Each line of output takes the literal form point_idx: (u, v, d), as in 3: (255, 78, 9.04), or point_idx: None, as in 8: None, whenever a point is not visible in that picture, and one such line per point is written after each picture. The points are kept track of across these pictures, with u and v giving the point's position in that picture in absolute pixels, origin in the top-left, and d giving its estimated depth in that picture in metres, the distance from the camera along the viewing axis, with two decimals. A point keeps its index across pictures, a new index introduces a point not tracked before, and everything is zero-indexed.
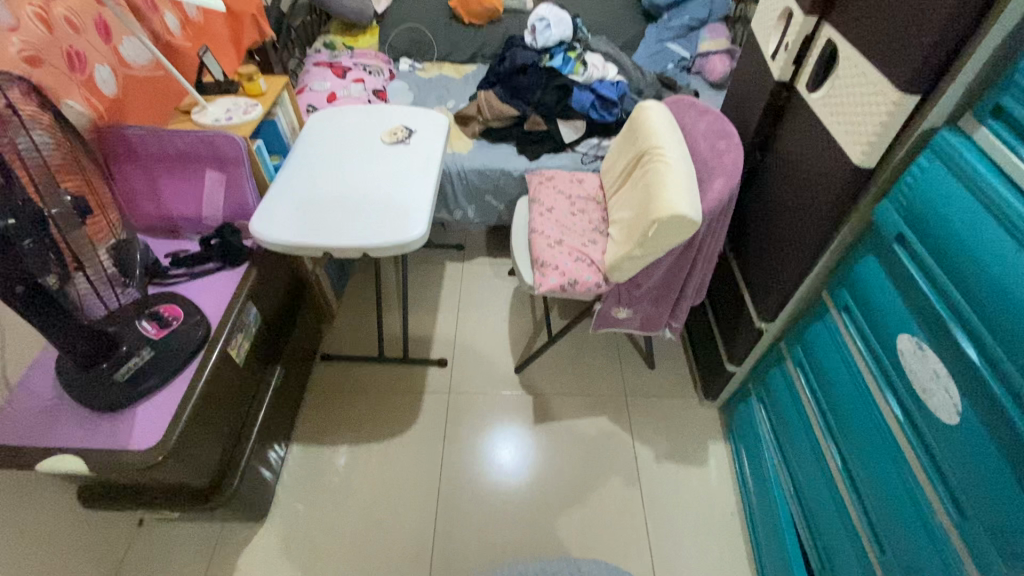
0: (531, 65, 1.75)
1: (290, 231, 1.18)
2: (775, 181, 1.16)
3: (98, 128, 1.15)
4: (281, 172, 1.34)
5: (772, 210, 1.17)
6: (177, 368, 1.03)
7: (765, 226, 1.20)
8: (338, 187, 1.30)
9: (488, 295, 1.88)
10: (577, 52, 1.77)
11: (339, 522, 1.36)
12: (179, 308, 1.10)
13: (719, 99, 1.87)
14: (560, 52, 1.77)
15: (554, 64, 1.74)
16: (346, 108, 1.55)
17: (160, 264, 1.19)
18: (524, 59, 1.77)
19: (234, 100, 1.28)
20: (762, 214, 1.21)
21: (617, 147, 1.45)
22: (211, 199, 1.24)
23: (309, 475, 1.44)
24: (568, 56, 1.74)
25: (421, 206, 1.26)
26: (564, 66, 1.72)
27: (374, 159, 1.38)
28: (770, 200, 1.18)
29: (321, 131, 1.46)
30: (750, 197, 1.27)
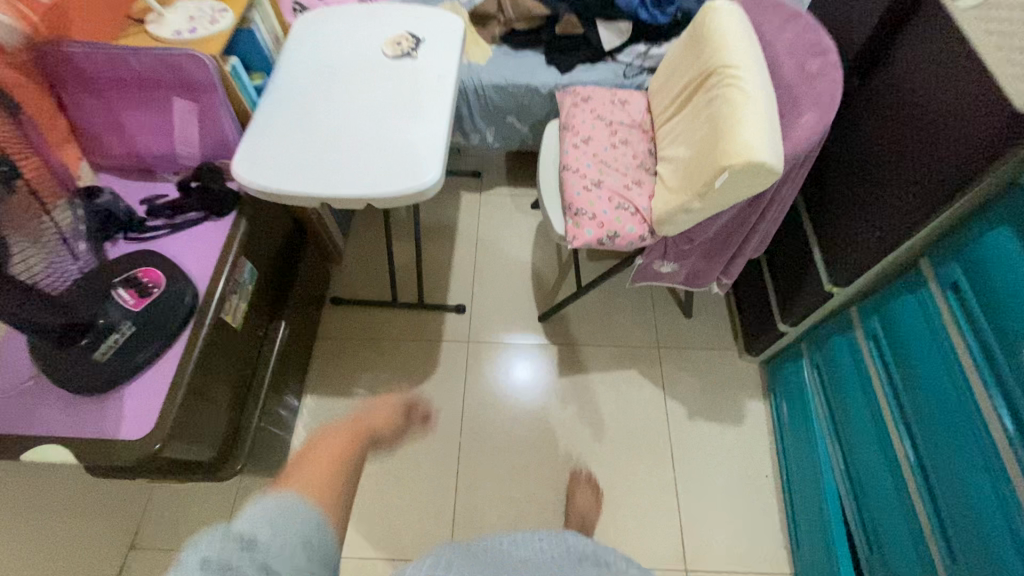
0: None
1: (280, 175, 0.99)
2: (887, 113, 0.92)
3: (33, 46, 0.92)
4: (265, 97, 1.11)
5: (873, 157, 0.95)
6: (163, 344, 0.90)
7: (860, 176, 0.98)
8: (336, 117, 1.08)
9: (510, 231, 1.70)
10: None
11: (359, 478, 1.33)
12: (161, 273, 0.94)
13: None
14: None
15: None
16: (340, 8, 1.26)
17: (136, 214, 1.03)
18: None
19: (197, 4, 1.02)
20: (857, 160, 0.99)
21: (674, 61, 1.18)
22: (185, 134, 1.04)
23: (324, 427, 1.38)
24: None
25: (433, 143, 1.04)
26: None
27: (378, 79, 1.14)
28: (874, 138, 0.95)
29: (316, 40, 1.20)
30: (846, 132, 1.02)
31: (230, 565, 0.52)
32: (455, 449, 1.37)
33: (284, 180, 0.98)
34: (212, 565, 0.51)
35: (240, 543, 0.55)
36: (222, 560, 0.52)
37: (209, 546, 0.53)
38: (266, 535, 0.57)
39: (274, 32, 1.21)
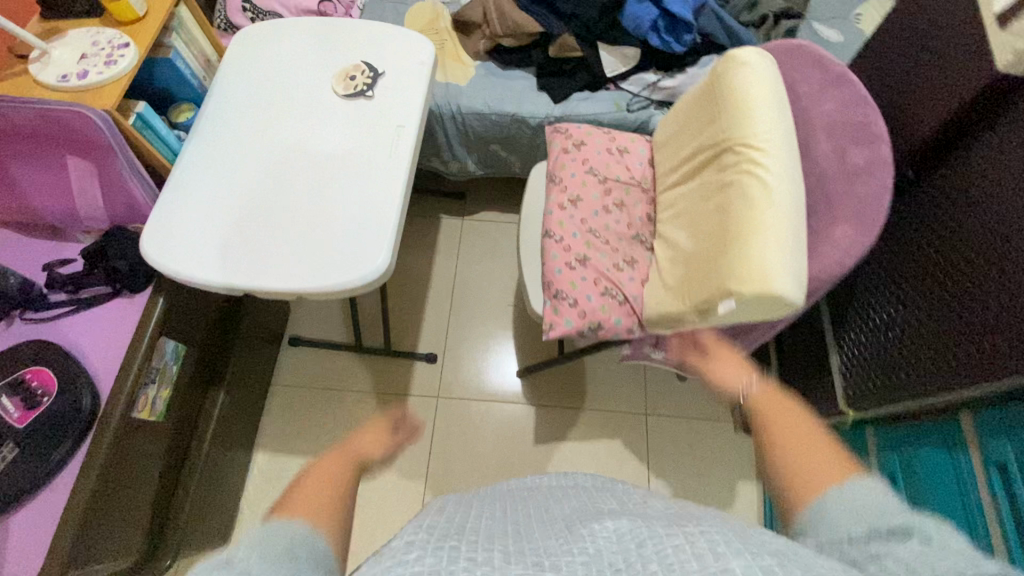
0: None
1: (194, 256, 0.83)
2: (956, 234, 0.72)
3: None
4: (187, 143, 0.92)
5: (930, 286, 0.76)
6: (57, 462, 0.79)
7: (905, 301, 0.80)
8: (269, 176, 0.89)
9: (492, 267, 1.53)
10: None
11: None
12: (54, 378, 0.82)
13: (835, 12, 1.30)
14: None
15: None
16: (287, 21, 1.04)
17: (35, 288, 0.89)
18: None
19: (94, 36, 0.82)
20: (906, 281, 0.80)
21: (685, 114, 0.97)
22: (85, 196, 0.87)
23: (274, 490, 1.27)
24: None
25: (379, 220, 0.86)
26: None
27: (324, 125, 0.94)
28: (933, 258, 0.76)
29: (257, 64, 0.99)
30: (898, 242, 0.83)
31: None
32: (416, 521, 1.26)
33: (198, 265, 0.82)
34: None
35: None
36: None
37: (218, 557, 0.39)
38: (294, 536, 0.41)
39: (205, 56, 1.00)
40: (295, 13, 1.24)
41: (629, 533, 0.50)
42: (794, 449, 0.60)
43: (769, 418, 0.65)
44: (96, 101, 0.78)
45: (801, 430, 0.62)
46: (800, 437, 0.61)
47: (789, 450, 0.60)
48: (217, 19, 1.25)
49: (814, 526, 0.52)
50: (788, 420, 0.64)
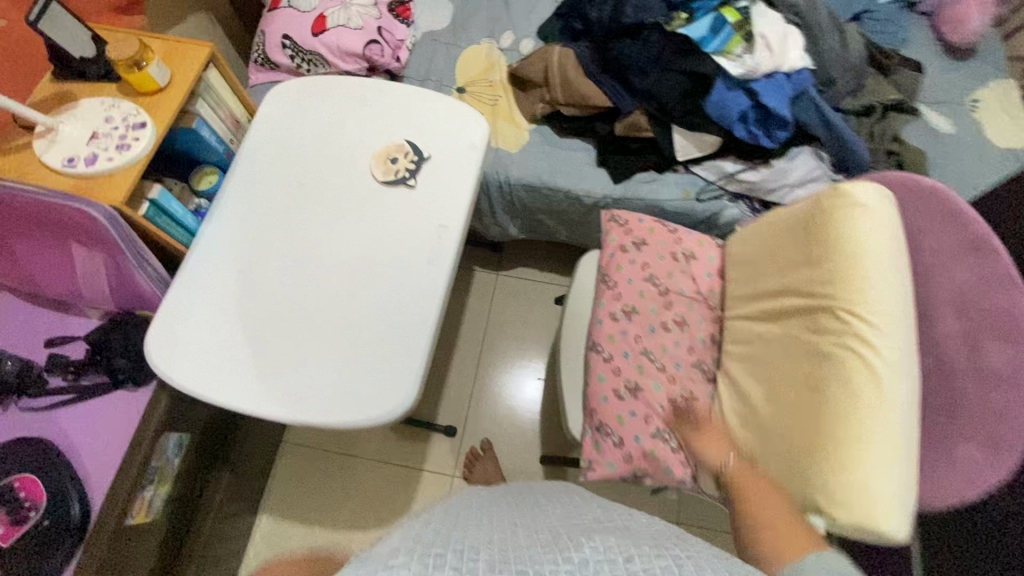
0: (649, 24, 0.98)
1: (203, 369, 0.74)
2: None
3: None
4: (205, 221, 0.83)
5: None
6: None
7: None
8: (291, 275, 0.79)
9: (525, 333, 1.42)
10: (737, 8, 0.96)
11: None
12: (42, 487, 0.74)
13: (948, 101, 1.13)
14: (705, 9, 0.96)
15: (693, 30, 0.95)
16: (326, 79, 0.93)
17: (35, 371, 0.81)
18: (638, 10, 0.97)
19: (108, 110, 0.72)
20: None
21: (770, 235, 0.83)
22: (91, 280, 0.79)
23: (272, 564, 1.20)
24: (720, 17, 0.95)
25: (406, 343, 0.76)
26: (707, 41, 0.95)
27: (358, 217, 0.83)
28: None
29: (290, 133, 0.88)
30: None
31: None
32: None
33: (206, 381, 0.73)
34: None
35: None
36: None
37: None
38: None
39: (234, 118, 0.90)
40: (337, 55, 1.13)
41: (619, 552, 0.45)
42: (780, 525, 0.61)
43: (748, 490, 0.67)
44: (103, 191, 0.69)
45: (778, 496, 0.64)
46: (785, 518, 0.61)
47: (772, 520, 0.61)
48: (256, 54, 1.16)
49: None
50: (765, 488, 0.66)
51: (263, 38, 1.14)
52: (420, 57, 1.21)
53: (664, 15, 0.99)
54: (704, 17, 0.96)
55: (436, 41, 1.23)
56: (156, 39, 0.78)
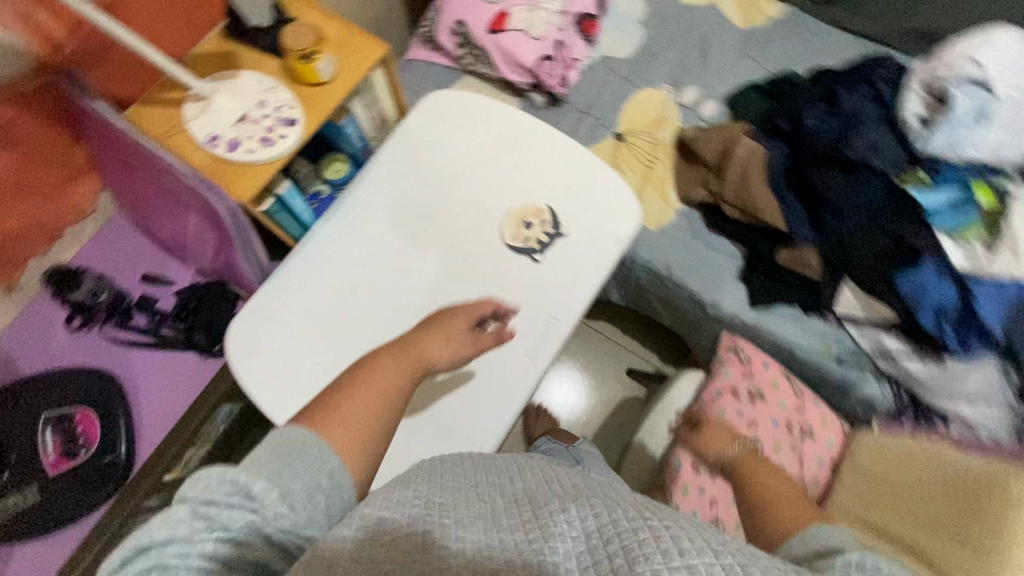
0: (876, 168, 0.84)
1: (272, 386, 0.71)
2: None
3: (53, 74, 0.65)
4: (322, 221, 0.78)
5: None
6: (72, 515, 0.73)
7: None
8: (384, 316, 0.74)
9: (584, 392, 1.33)
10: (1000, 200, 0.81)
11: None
12: (97, 428, 0.77)
13: None
14: (954, 185, 0.83)
15: (929, 201, 0.82)
16: (489, 102, 0.84)
17: (126, 303, 0.83)
18: (869, 150, 0.85)
19: (265, 93, 0.67)
20: None
21: (918, 476, 0.70)
22: (199, 245, 0.77)
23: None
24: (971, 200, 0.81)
25: (475, 430, 0.70)
26: (942, 217, 0.82)
27: (469, 276, 0.76)
28: None
29: (434, 154, 0.81)
30: None
31: (229, 533, 0.35)
32: None
33: (271, 401, 0.70)
34: (192, 524, 0.35)
35: (269, 527, 0.36)
36: (217, 515, 0.35)
37: (213, 483, 0.36)
38: (278, 496, 0.37)
39: (381, 116, 0.83)
40: (504, 60, 1.02)
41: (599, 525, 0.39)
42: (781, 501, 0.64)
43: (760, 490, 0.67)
44: (233, 183, 0.65)
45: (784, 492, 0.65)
46: (791, 500, 0.65)
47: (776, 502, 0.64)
48: (424, 28, 1.07)
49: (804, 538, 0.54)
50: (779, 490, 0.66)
51: (438, 16, 1.05)
52: (590, 84, 1.09)
53: (900, 167, 0.85)
54: (945, 186, 0.83)
55: (613, 70, 1.10)
56: (333, 22, 0.71)
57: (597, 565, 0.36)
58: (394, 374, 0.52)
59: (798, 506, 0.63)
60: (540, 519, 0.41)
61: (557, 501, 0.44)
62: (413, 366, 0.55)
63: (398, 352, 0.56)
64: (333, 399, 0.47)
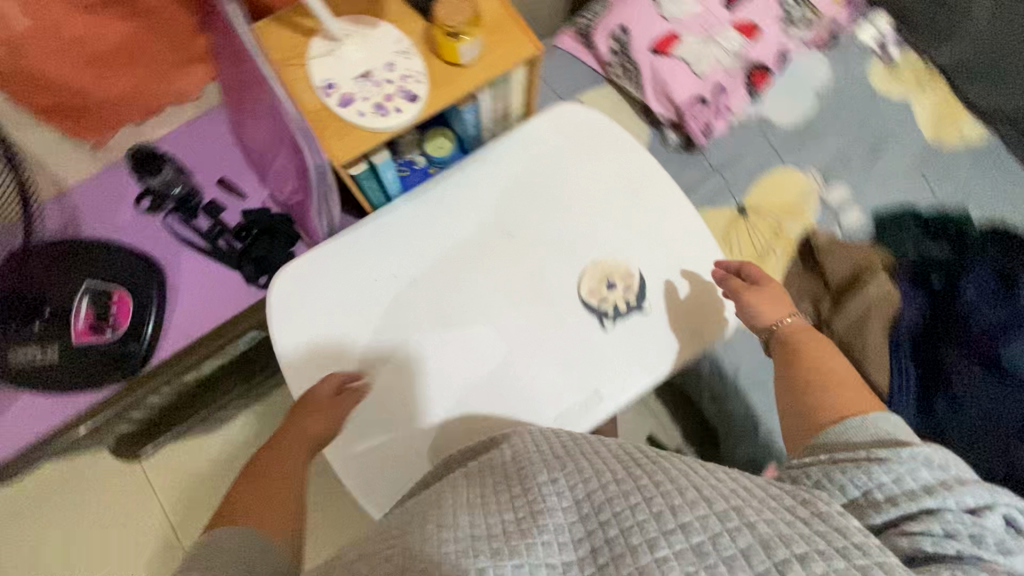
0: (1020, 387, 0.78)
1: (302, 355, 0.69)
2: None
3: None
4: (407, 198, 0.73)
5: None
6: (81, 384, 0.74)
7: None
8: (430, 324, 0.70)
9: None
10: None
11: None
12: (129, 314, 0.76)
13: None
14: None
15: None
16: (624, 136, 0.76)
17: (194, 201, 0.81)
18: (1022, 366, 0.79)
19: (398, 55, 0.61)
20: None
21: None
22: (281, 175, 0.74)
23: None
24: None
25: None
26: None
27: (530, 316, 0.70)
28: None
29: (545, 170, 0.74)
30: None
31: None
32: None
33: (296, 371, 0.68)
34: None
35: None
36: None
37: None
38: None
39: (505, 110, 0.75)
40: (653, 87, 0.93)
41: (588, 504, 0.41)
42: (835, 372, 0.58)
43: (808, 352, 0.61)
44: (332, 139, 0.60)
45: (842, 361, 0.58)
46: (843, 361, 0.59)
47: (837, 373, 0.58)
48: (584, 19, 0.98)
49: (874, 423, 0.49)
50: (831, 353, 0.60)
51: (604, 14, 0.96)
52: (734, 141, 0.98)
53: None
54: None
55: (764, 135, 0.99)
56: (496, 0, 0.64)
57: (594, 549, 0.37)
58: (285, 461, 0.60)
59: (852, 375, 0.57)
60: (530, 494, 0.43)
61: (545, 471, 0.46)
62: (308, 446, 0.63)
63: (294, 434, 0.63)
64: (244, 499, 0.55)
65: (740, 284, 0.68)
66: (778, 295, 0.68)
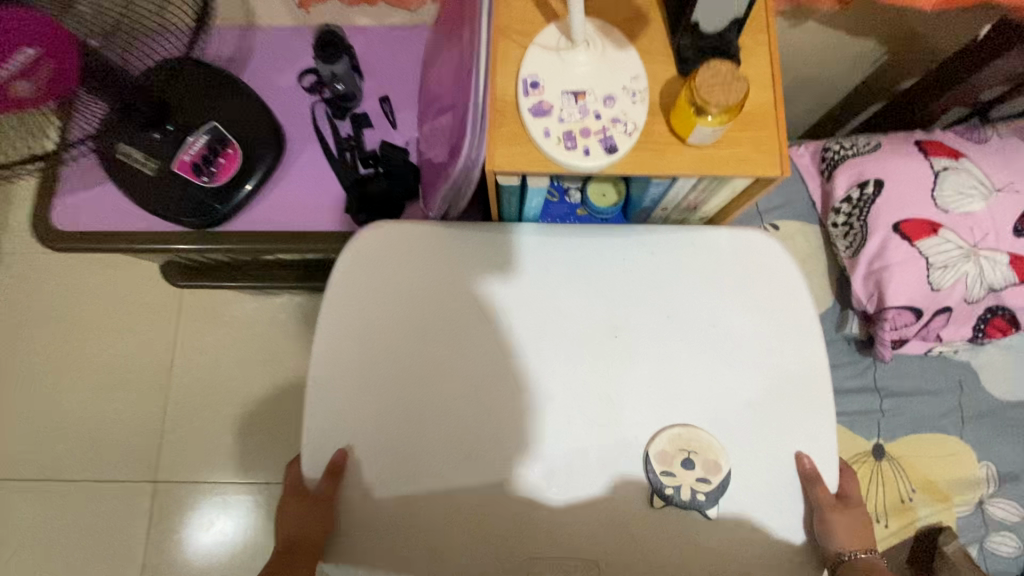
0: None
1: (345, 325, 0.61)
2: None
3: None
4: (541, 231, 0.63)
5: None
6: (159, 209, 0.73)
7: None
8: (479, 373, 0.60)
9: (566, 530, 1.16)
10: None
11: (203, 368, 1.22)
12: (231, 173, 0.73)
13: None
14: None
15: None
16: (804, 310, 0.61)
17: (350, 105, 0.77)
18: None
19: (623, 91, 0.50)
20: None
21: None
22: (437, 133, 0.67)
23: (263, 333, 1.24)
24: None
25: (431, 543, 0.57)
26: None
27: (583, 434, 0.58)
28: None
29: (698, 294, 0.61)
30: None
31: None
32: (254, 478, 1.18)
33: (326, 329, 0.61)
34: None
35: None
36: None
37: None
38: None
39: (696, 204, 0.62)
40: (869, 265, 0.76)
41: None
42: None
43: None
44: (499, 138, 0.50)
45: None
46: None
47: None
48: (836, 148, 0.82)
49: None
50: None
51: (866, 156, 0.79)
52: (919, 372, 0.79)
53: None
54: None
55: (958, 385, 0.78)
56: (769, 95, 0.50)
57: None
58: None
59: None
60: None
61: None
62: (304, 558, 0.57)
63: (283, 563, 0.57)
64: None
65: (828, 499, 0.56)
66: (861, 525, 0.57)
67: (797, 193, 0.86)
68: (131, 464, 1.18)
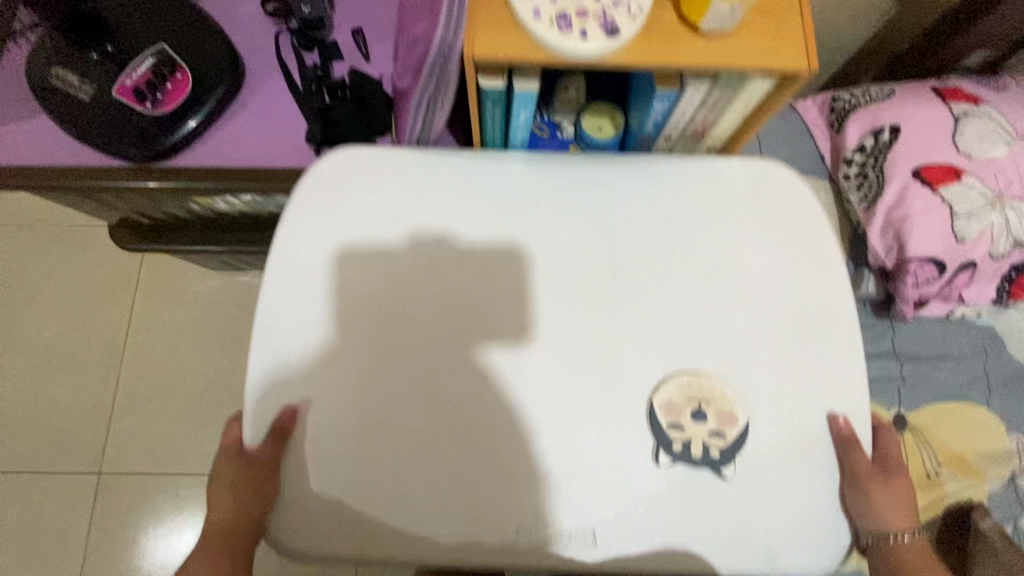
0: None
1: (305, 259, 0.53)
2: None
3: None
4: (532, 158, 0.56)
5: None
6: (94, 139, 0.64)
7: None
8: (459, 314, 0.52)
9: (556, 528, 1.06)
10: None
11: (159, 349, 1.12)
12: (179, 101, 0.64)
13: None
14: None
15: None
16: (825, 248, 0.54)
17: (320, 32, 0.68)
18: None
19: None
20: None
21: None
22: (413, 52, 0.59)
23: (227, 312, 1.14)
24: None
25: (398, 513, 0.48)
26: None
27: (578, 384, 0.50)
28: None
29: (709, 228, 0.54)
30: None
31: None
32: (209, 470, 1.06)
33: (280, 262, 0.53)
34: None
35: None
36: None
37: None
38: None
39: (705, 128, 0.55)
40: (888, 215, 0.69)
41: None
42: None
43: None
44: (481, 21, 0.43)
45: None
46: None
47: None
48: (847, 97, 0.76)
49: None
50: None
51: (881, 102, 0.73)
52: (941, 336, 0.72)
53: None
54: None
55: (983, 350, 0.72)
56: None
57: None
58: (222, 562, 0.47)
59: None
60: None
61: None
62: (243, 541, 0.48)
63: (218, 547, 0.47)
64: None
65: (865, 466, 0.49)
66: (904, 496, 0.50)
67: (805, 148, 0.80)
68: (75, 454, 1.06)
